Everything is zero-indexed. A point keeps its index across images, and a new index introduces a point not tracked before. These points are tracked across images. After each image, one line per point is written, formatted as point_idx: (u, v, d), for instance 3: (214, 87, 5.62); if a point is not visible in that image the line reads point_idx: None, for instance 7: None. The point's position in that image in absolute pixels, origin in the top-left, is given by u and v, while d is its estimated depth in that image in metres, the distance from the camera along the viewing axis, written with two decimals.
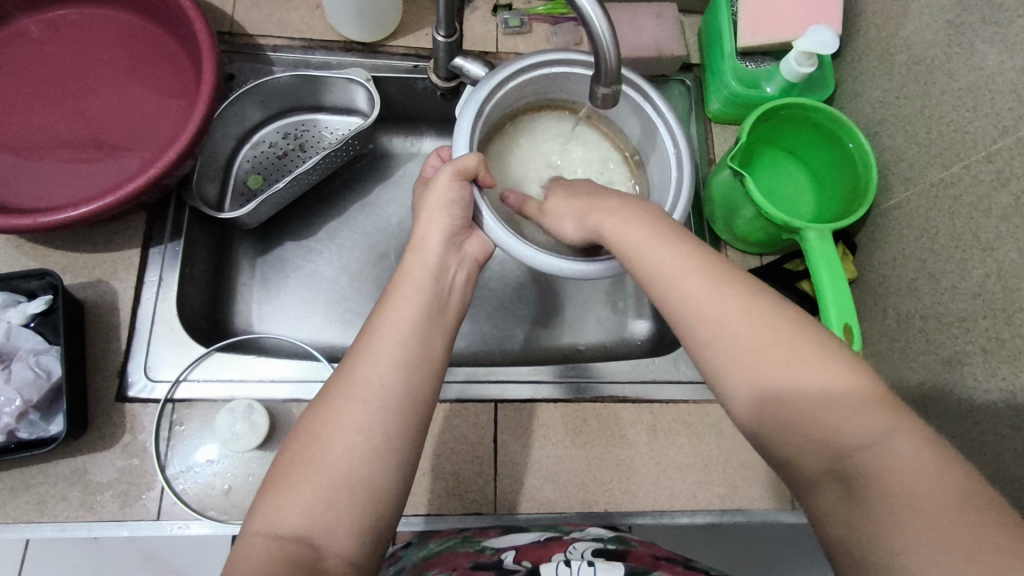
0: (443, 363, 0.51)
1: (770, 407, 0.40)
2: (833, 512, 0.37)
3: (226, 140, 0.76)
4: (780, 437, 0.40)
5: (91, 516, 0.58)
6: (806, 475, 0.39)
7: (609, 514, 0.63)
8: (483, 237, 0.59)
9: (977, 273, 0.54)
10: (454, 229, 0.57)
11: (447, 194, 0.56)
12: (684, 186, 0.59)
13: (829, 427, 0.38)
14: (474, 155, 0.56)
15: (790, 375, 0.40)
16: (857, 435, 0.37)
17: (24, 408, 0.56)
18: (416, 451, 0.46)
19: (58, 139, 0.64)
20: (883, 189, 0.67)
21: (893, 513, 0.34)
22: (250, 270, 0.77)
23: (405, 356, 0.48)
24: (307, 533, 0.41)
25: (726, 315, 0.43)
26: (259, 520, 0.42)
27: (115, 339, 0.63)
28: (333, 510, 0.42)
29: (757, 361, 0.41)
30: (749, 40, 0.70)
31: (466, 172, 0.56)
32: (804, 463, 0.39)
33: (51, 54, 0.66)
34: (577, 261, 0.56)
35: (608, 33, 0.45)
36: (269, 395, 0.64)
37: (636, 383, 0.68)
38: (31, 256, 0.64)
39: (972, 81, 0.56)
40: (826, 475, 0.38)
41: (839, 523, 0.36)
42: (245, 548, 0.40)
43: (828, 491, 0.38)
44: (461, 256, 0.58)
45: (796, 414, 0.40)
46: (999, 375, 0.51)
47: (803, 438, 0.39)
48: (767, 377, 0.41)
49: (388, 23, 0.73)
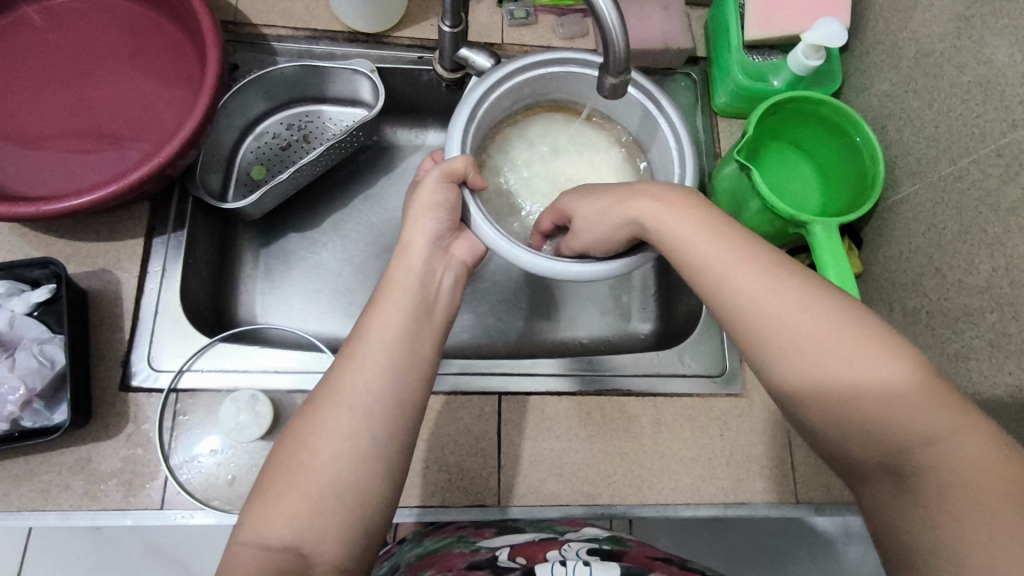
0: (429, 373, 0.50)
1: (802, 390, 0.42)
2: (886, 501, 0.39)
3: (229, 131, 0.76)
4: (827, 430, 0.41)
5: (95, 506, 0.58)
6: (861, 467, 0.40)
7: (612, 507, 0.63)
8: (470, 239, 0.59)
9: (985, 268, 0.54)
10: (438, 233, 0.57)
11: (434, 195, 0.56)
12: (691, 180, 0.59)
13: (872, 418, 0.40)
14: (462, 158, 0.56)
15: (846, 369, 0.41)
16: (908, 428, 0.39)
17: (28, 397, 0.56)
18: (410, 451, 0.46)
19: (60, 130, 0.64)
20: (890, 183, 0.66)
21: (950, 505, 0.36)
22: (253, 261, 0.77)
23: (391, 361, 0.48)
24: (301, 534, 0.41)
25: (772, 310, 0.44)
26: (250, 530, 0.41)
27: (119, 329, 0.63)
28: (325, 515, 0.42)
29: (799, 338, 0.42)
30: (757, 33, 0.69)
31: (454, 174, 0.56)
32: (855, 450, 0.40)
33: (54, 43, 0.66)
34: (609, 263, 0.56)
35: (618, 23, 0.45)
36: (273, 386, 0.64)
37: (639, 377, 0.68)
38: (35, 245, 0.64)
39: (981, 74, 0.56)
40: (880, 468, 0.39)
41: (888, 515, 0.38)
42: (234, 558, 0.40)
43: (882, 484, 0.39)
44: (445, 258, 0.57)
45: (841, 406, 0.41)
46: (1006, 371, 0.51)
47: (845, 428, 0.40)
48: (812, 375, 0.42)
49: (393, 13, 0.73)
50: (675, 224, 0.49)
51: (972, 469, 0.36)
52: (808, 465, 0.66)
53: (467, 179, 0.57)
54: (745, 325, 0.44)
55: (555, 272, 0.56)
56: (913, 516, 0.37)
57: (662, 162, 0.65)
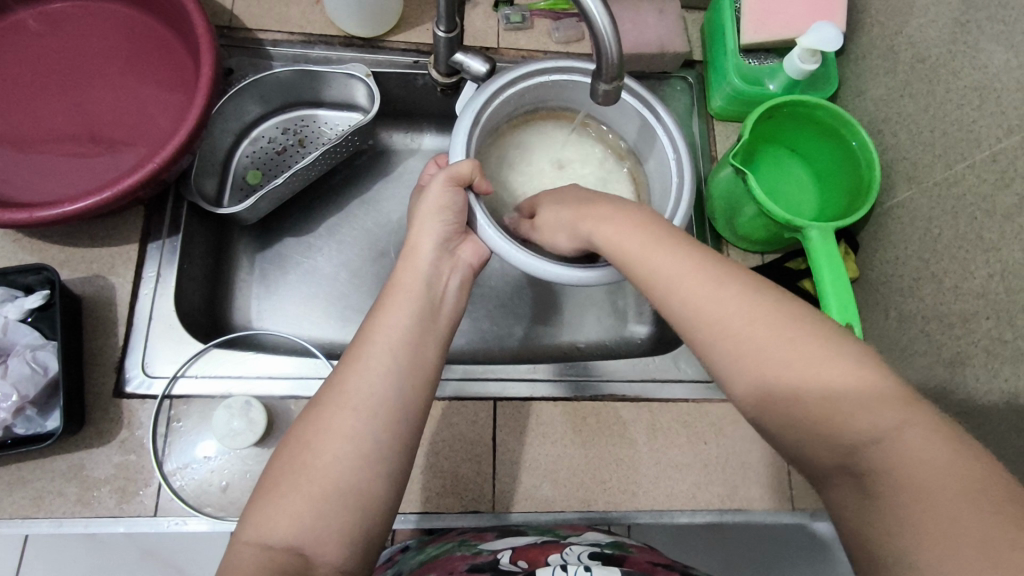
0: (434, 377, 0.50)
1: (759, 393, 0.40)
2: (850, 506, 0.36)
3: (225, 135, 0.76)
4: (789, 433, 0.39)
5: (89, 512, 0.57)
6: (824, 471, 0.38)
7: (608, 514, 0.62)
8: (477, 243, 0.59)
9: (982, 273, 0.54)
10: (446, 237, 0.57)
11: (442, 199, 0.56)
12: (687, 185, 0.59)
13: (829, 415, 0.38)
14: (468, 162, 0.56)
15: (800, 370, 0.39)
16: (866, 430, 0.36)
17: (21, 404, 0.55)
18: (405, 457, 0.46)
19: (54, 134, 0.64)
20: (887, 188, 0.66)
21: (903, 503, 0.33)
22: (249, 266, 0.76)
23: (391, 368, 0.48)
24: (295, 543, 0.41)
25: (721, 317, 0.43)
26: (251, 530, 0.41)
27: (113, 334, 0.63)
28: (322, 520, 0.41)
29: (753, 338, 0.41)
30: (752, 37, 0.69)
31: (460, 177, 0.56)
32: (817, 459, 0.38)
33: (48, 48, 0.66)
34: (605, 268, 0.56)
35: (610, 29, 0.45)
36: (267, 392, 0.64)
37: (635, 382, 0.68)
38: (29, 251, 0.64)
39: (977, 79, 0.56)
40: (842, 472, 0.37)
41: (852, 519, 0.36)
42: (234, 558, 0.40)
43: (846, 489, 0.37)
44: (452, 261, 0.57)
45: (795, 405, 0.39)
46: (1001, 377, 0.51)
47: (806, 430, 0.38)
48: (765, 374, 0.40)
49: (389, 17, 0.73)
50: (650, 234, 0.48)
51: (924, 464, 0.34)
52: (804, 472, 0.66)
53: (472, 182, 0.57)
54: (702, 337, 0.43)
55: (556, 275, 0.56)
56: (875, 522, 0.34)
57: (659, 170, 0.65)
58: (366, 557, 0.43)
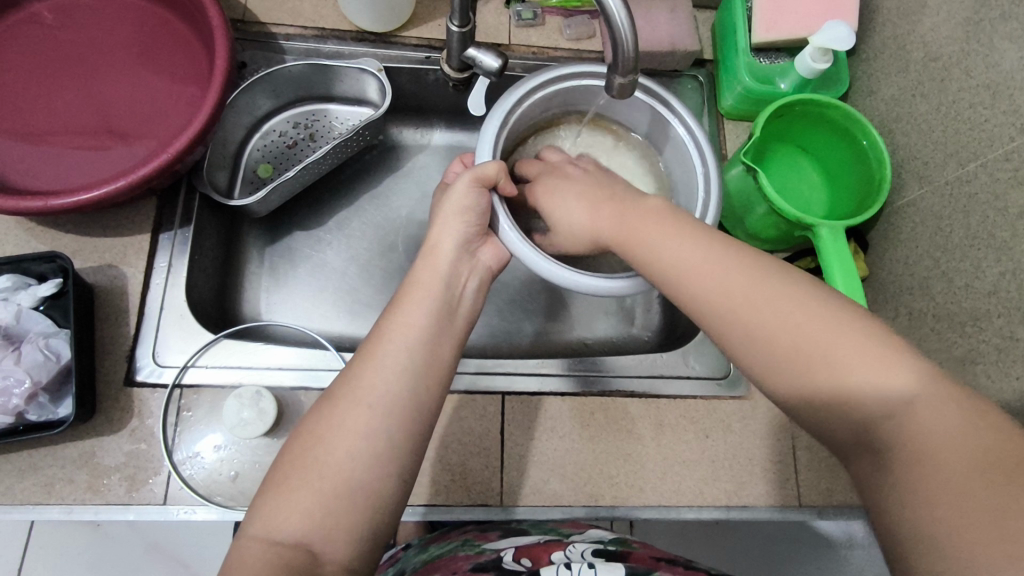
0: (447, 374, 0.50)
1: (787, 377, 0.40)
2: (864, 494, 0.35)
3: (237, 128, 0.76)
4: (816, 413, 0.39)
5: (98, 500, 0.58)
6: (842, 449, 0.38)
7: (614, 508, 0.62)
8: (499, 246, 0.59)
9: (992, 272, 0.54)
10: (467, 239, 0.56)
11: (464, 201, 0.56)
12: (714, 195, 0.59)
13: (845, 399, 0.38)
14: (493, 163, 0.57)
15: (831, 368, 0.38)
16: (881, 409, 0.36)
17: (34, 390, 0.56)
18: (416, 459, 0.46)
19: (68, 125, 0.64)
20: (897, 187, 0.66)
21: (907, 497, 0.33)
22: (259, 259, 0.77)
23: (412, 362, 0.48)
24: (306, 540, 0.41)
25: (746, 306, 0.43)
26: (260, 524, 0.41)
27: (124, 323, 0.63)
28: (332, 517, 0.41)
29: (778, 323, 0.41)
30: (764, 36, 0.69)
31: (485, 178, 0.57)
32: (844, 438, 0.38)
33: (64, 40, 0.66)
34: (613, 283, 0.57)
35: (626, 23, 0.45)
36: (276, 383, 0.64)
37: (644, 378, 0.68)
38: (41, 240, 0.64)
39: (990, 79, 0.56)
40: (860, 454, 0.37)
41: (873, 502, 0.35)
42: (242, 553, 0.40)
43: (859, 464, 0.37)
44: (472, 263, 0.57)
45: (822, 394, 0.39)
46: (1012, 375, 0.51)
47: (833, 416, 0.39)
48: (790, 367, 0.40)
49: (401, 12, 0.73)
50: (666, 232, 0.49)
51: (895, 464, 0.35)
52: (812, 468, 0.66)
53: (497, 183, 0.58)
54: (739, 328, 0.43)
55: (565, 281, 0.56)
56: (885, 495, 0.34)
57: (684, 176, 0.65)
58: (371, 554, 0.43)
